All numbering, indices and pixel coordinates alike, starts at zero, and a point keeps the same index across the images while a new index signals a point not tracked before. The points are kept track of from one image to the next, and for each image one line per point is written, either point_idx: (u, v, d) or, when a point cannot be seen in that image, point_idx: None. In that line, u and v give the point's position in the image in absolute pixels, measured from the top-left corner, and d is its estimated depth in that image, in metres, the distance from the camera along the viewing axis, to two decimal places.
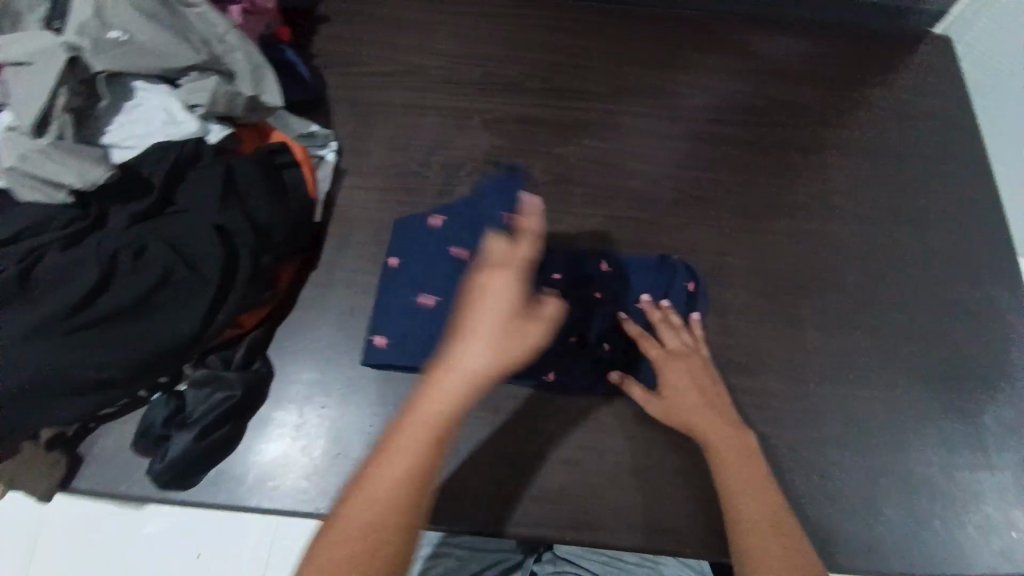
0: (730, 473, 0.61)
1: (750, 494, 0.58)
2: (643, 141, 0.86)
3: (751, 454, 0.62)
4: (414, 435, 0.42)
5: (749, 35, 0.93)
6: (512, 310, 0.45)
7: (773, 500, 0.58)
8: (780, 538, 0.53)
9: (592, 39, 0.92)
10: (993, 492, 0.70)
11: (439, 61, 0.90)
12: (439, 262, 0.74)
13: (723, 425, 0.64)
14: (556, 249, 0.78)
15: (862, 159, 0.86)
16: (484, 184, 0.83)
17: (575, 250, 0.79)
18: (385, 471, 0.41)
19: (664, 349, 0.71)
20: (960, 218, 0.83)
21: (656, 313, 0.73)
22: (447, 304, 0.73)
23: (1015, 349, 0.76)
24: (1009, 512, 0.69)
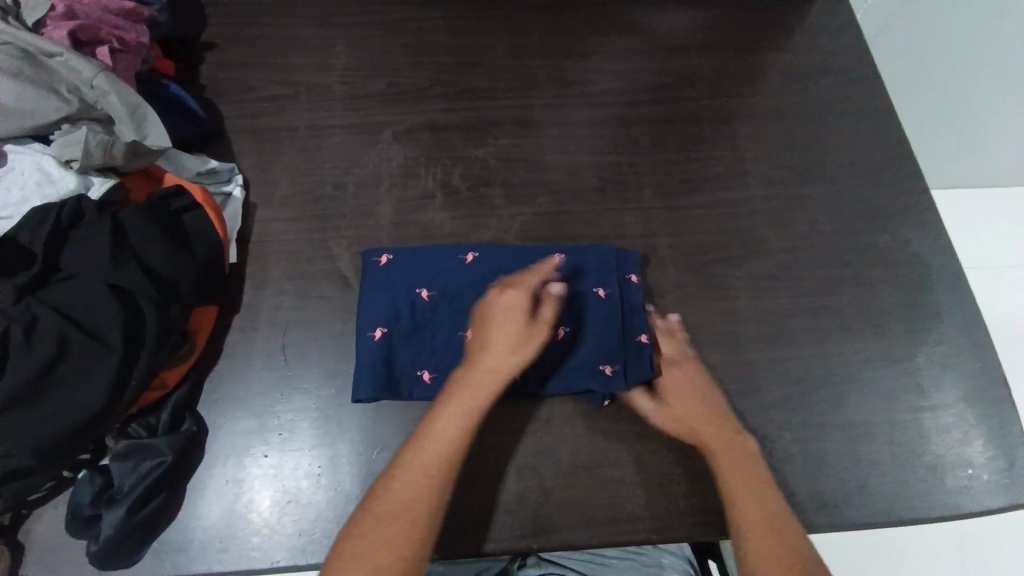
0: (722, 459, 0.66)
1: (739, 478, 0.64)
2: (558, 132, 0.85)
3: (738, 436, 0.68)
4: (459, 411, 0.62)
5: (650, 13, 0.93)
6: (502, 336, 0.67)
7: (756, 482, 0.64)
8: (767, 518, 0.61)
9: (494, 35, 0.91)
10: (937, 431, 0.72)
11: (338, 75, 0.87)
12: (386, 287, 0.74)
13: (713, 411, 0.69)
14: (492, 254, 0.77)
15: (772, 120, 0.87)
16: (403, 198, 0.80)
17: (521, 251, 0.77)
18: (423, 447, 0.60)
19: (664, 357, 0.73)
20: (872, 166, 0.85)
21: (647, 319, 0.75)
22: (407, 326, 0.72)
23: (938, 287, 0.79)
24: (954, 447, 0.72)
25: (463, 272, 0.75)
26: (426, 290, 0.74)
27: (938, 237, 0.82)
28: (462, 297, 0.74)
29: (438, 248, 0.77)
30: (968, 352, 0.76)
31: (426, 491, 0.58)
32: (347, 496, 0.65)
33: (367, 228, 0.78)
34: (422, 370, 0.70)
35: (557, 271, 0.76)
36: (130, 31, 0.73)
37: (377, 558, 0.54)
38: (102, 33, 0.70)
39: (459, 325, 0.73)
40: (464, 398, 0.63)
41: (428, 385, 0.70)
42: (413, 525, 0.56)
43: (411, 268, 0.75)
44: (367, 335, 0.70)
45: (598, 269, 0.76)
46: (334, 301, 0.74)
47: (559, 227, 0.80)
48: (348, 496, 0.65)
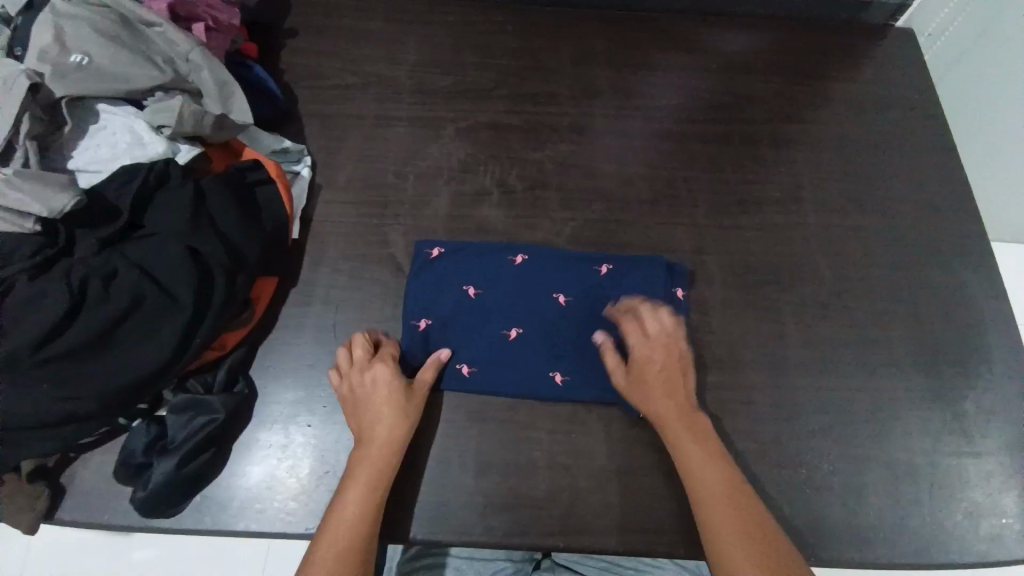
0: (688, 459, 0.63)
1: (707, 477, 0.62)
2: (616, 142, 0.87)
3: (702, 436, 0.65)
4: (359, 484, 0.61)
5: (715, 34, 0.95)
6: (385, 402, 0.65)
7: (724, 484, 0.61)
8: None
9: (562, 43, 0.93)
10: (977, 477, 0.71)
11: (407, 69, 0.90)
12: (433, 279, 0.76)
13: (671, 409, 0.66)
14: (539, 257, 0.78)
15: (830, 150, 0.87)
16: (460, 192, 0.82)
17: (570, 258, 0.78)
18: (332, 531, 0.58)
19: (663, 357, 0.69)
20: (929, 204, 0.85)
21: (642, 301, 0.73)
22: (449, 319, 0.74)
23: (988, 332, 0.78)
24: (992, 495, 0.71)
25: (512, 269, 0.77)
26: (473, 287, 0.76)
27: (992, 282, 0.81)
28: (508, 292, 0.76)
29: (491, 245, 0.78)
30: (1017, 401, 0.75)
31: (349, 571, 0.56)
32: None
33: (423, 217, 0.80)
34: (461, 363, 0.72)
35: (604, 280, 0.77)
36: (224, 12, 0.77)
37: None
38: (198, 10, 0.74)
39: (502, 324, 0.74)
40: (367, 463, 0.62)
41: (466, 377, 0.71)
42: None
43: (461, 263, 0.77)
44: (411, 322, 0.73)
45: (644, 283, 0.77)
46: (386, 285, 0.76)
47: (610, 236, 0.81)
48: None
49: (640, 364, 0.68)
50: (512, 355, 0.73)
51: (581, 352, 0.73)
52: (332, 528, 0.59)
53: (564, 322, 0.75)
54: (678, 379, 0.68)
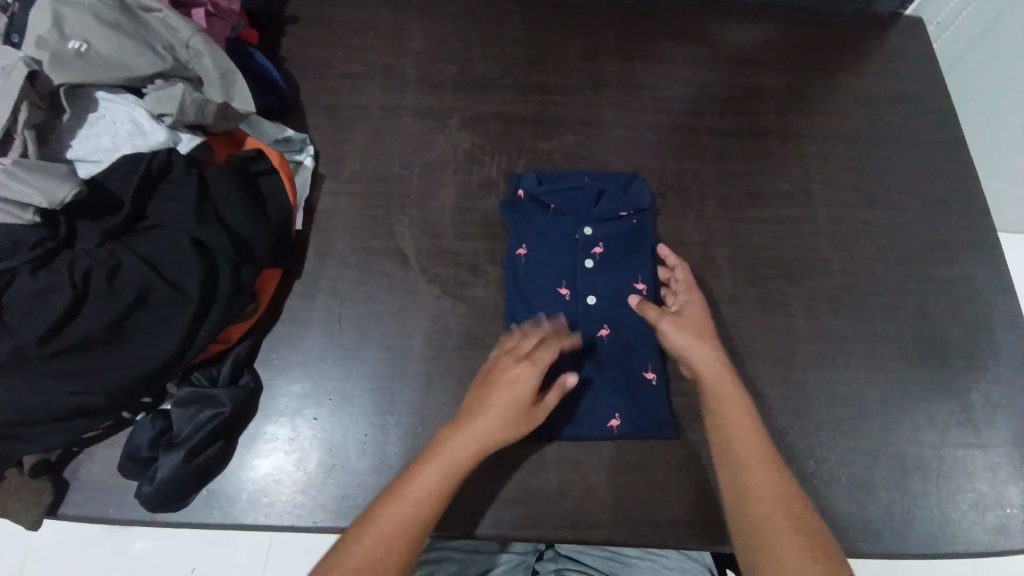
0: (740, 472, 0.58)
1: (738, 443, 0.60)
2: (624, 133, 0.86)
3: (761, 446, 0.59)
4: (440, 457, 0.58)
5: (724, 23, 0.94)
6: (504, 398, 0.59)
7: (782, 501, 0.56)
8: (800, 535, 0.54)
9: (569, 33, 0.92)
10: (985, 469, 0.71)
11: (413, 59, 0.89)
12: (581, 195, 0.80)
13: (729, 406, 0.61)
14: (617, 258, 0.77)
15: (839, 141, 0.87)
16: (467, 183, 0.82)
17: (637, 266, 0.77)
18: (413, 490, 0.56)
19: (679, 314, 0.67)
20: (938, 197, 0.84)
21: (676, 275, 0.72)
22: (548, 233, 0.78)
23: (997, 326, 0.78)
24: (998, 486, 0.71)
25: (585, 251, 0.77)
26: (599, 246, 0.77)
27: (1000, 276, 0.80)
28: (576, 273, 0.76)
29: (627, 223, 0.79)
30: None
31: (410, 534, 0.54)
32: (392, 469, 0.66)
33: (429, 209, 0.79)
34: (520, 248, 0.77)
35: (605, 342, 0.73)
36: None
37: None
38: None
39: (562, 281, 0.76)
40: (422, 499, 0.55)
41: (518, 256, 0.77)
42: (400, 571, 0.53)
43: (615, 199, 0.80)
44: (544, 201, 0.80)
45: (630, 369, 0.72)
46: (393, 277, 0.75)
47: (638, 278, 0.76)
48: (392, 469, 0.66)
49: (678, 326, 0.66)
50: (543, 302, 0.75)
51: None
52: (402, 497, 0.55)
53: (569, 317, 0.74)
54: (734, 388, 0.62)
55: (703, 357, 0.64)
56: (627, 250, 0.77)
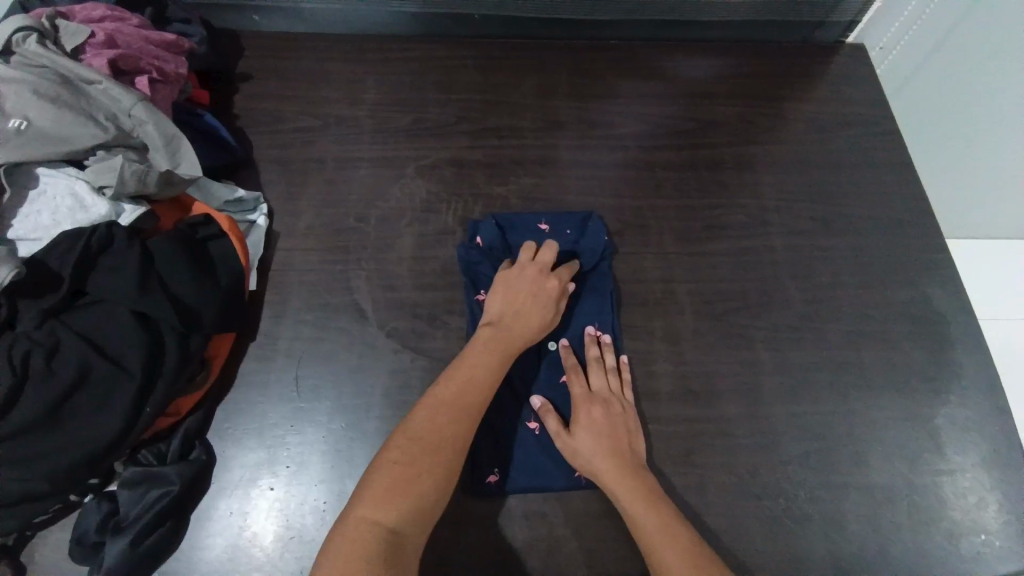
0: (641, 526, 0.60)
1: (639, 513, 0.61)
2: (581, 173, 0.87)
3: (656, 499, 0.62)
4: (479, 349, 0.64)
5: (673, 59, 0.96)
6: (533, 313, 0.69)
7: (685, 548, 0.58)
8: None
9: (521, 75, 0.93)
10: (955, 496, 0.71)
11: (367, 109, 0.89)
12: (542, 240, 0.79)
13: (619, 474, 0.63)
14: (576, 302, 0.76)
15: (792, 171, 0.88)
16: (424, 232, 0.81)
17: (597, 310, 0.76)
18: (452, 382, 0.62)
19: (587, 389, 0.69)
20: (891, 221, 0.85)
21: (594, 349, 0.72)
22: None
23: (957, 347, 0.78)
24: (971, 513, 0.70)
25: None
26: None
27: (958, 298, 0.81)
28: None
29: (586, 266, 0.78)
30: (987, 415, 0.75)
31: (457, 423, 0.59)
32: None
33: (386, 260, 0.79)
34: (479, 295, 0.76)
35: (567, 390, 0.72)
36: (170, 62, 0.75)
37: (414, 484, 0.55)
38: (142, 63, 0.72)
39: None
40: (457, 392, 0.61)
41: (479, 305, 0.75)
42: (449, 458, 0.57)
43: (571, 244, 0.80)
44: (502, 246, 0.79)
45: None
46: (350, 333, 0.74)
47: (599, 321, 0.75)
48: None
49: (582, 421, 0.67)
50: None
51: (515, 394, 0.72)
52: (451, 383, 0.62)
53: (532, 364, 0.73)
54: (622, 439, 0.66)
55: (598, 422, 0.66)
56: (586, 291, 0.77)
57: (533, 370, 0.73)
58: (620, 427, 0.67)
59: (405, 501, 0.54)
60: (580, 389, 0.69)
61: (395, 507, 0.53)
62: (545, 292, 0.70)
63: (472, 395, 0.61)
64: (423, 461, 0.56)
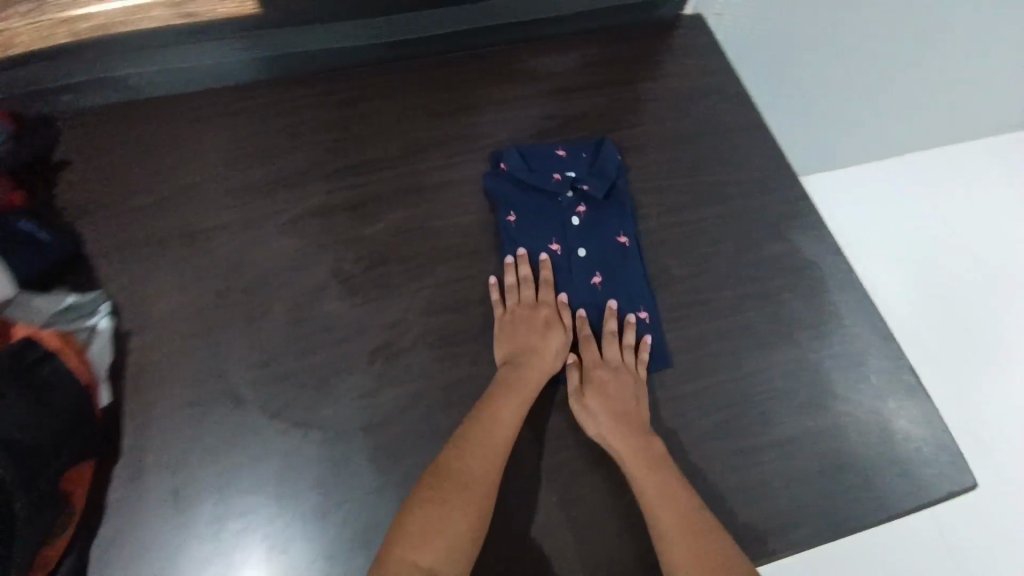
0: (643, 487, 0.63)
1: (643, 476, 0.64)
2: (450, 192, 0.83)
3: (658, 463, 0.65)
4: (504, 390, 0.68)
5: (525, 58, 0.95)
6: (535, 360, 0.70)
7: (685, 508, 0.61)
8: (695, 542, 0.59)
9: (374, 103, 0.89)
10: (859, 434, 0.73)
11: (210, 172, 0.82)
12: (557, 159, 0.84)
13: (629, 438, 0.66)
14: (597, 214, 0.82)
15: (655, 151, 0.89)
16: (294, 294, 0.75)
17: (613, 221, 0.82)
18: (484, 424, 0.65)
19: (602, 358, 0.72)
20: (755, 181, 0.88)
21: (613, 318, 0.75)
22: (527, 199, 0.82)
23: (834, 291, 0.81)
24: (880, 444, 0.73)
25: (570, 213, 0.82)
26: (581, 206, 0.83)
27: (828, 243, 0.85)
28: (566, 231, 0.81)
29: (598, 181, 0.83)
30: (874, 348, 0.79)
31: (488, 461, 0.62)
32: None
33: (258, 332, 0.73)
34: (509, 215, 0.81)
35: (601, 289, 0.78)
36: None
37: (445, 531, 0.57)
38: None
39: (550, 239, 0.80)
40: (489, 433, 0.64)
41: (512, 224, 0.80)
42: (480, 505, 0.60)
43: (583, 162, 0.85)
44: (526, 170, 0.83)
45: (633, 300, 0.77)
46: (231, 422, 0.67)
47: (621, 229, 0.81)
48: None
49: (597, 383, 0.70)
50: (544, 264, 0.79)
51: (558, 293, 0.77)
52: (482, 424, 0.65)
53: (567, 268, 0.79)
54: (630, 407, 0.69)
55: (611, 389, 0.69)
56: (608, 211, 0.82)
57: (571, 276, 0.78)
58: (630, 396, 0.70)
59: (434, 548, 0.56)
60: (593, 355, 0.72)
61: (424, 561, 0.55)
62: (537, 343, 0.71)
63: (504, 435, 0.65)
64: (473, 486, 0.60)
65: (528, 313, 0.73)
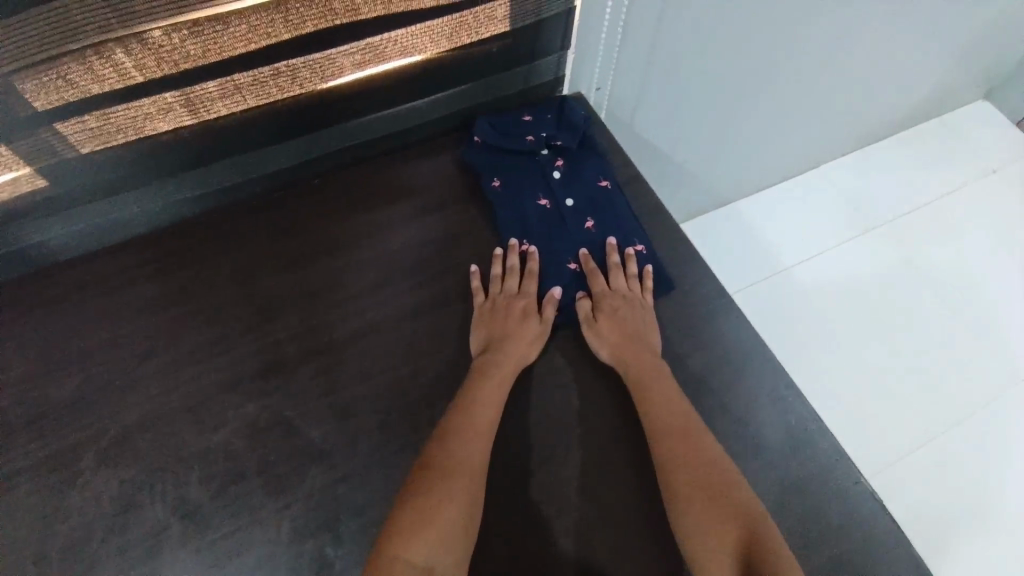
0: (649, 397, 0.68)
1: (650, 385, 0.69)
2: (317, 363, 0.72)
3: (661, 374, 0.70)
4: (501, 343, 0.71)
5: (386, 178, 0.87)
6: (526, 318, 0.74)
7: (680, 414, 0.66)
8: (689, 445, 0.64)
9: (214, 263, 0.79)
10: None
11: (17, 394, 0.68)
12: (526, 123, 0.89)
13: (636, 358, 0.71)
14: (578, 166, 0.87)
15: (548, 271, 0.80)
16: (127, 550, 0.61)
17: (587, 173, 0.86)
18: (486, 373, 0.69)
19: (611, 289, 0.77)
20: (662, 284, 0.80)
21: (615, 253, 0.80)
22: (500, 170, 0.86)
23: (764, 406, 0.74)
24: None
25: (550, 170, 0.86)
26: (559, 159, 0.87)
27: (744, 339, 0.78)
28: (550, 184, 0.85)
29: (570, 138, 0.87)
30: (812, 461, 0.71)
31: (490, 404, 0.67)
32: None
33: None
34: (494, 180, 0.85)
35: (592, 232, 0.82)
36: None
37: (458, 464, 0.61)
38: None
39: (538, 198, 0.84)
40: (490, 379, 0.69)
41: (497, 189, 0.84)
42: (486, 435, 0.64)
43: (551, 124, 0.89)
44: (500, 135, 0.87)
45: (624, 232, 0.82)
46: None
47: (603, 175, 0.86)
48: None
49: (607, 314, 0.75)
50: (540, 219, 0.83)
51: (552, 247, 0.81)
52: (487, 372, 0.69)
53: (557, 221, 0.83)
54: (639, 331, 0.74)
55: (622, 316, 0.75)
56: (584, 158, 0.88)
57: (559, 232, 0.82)
58: (639, 321, 0.75)
59: (448, 485, 0.59)
60: (602, 290, 0.77)
61: (440, 496, 0.58)
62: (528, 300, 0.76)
63: (501, 383, 0.69)
64: (480, 423, 0.65)
65: (517, 283, 0.77)
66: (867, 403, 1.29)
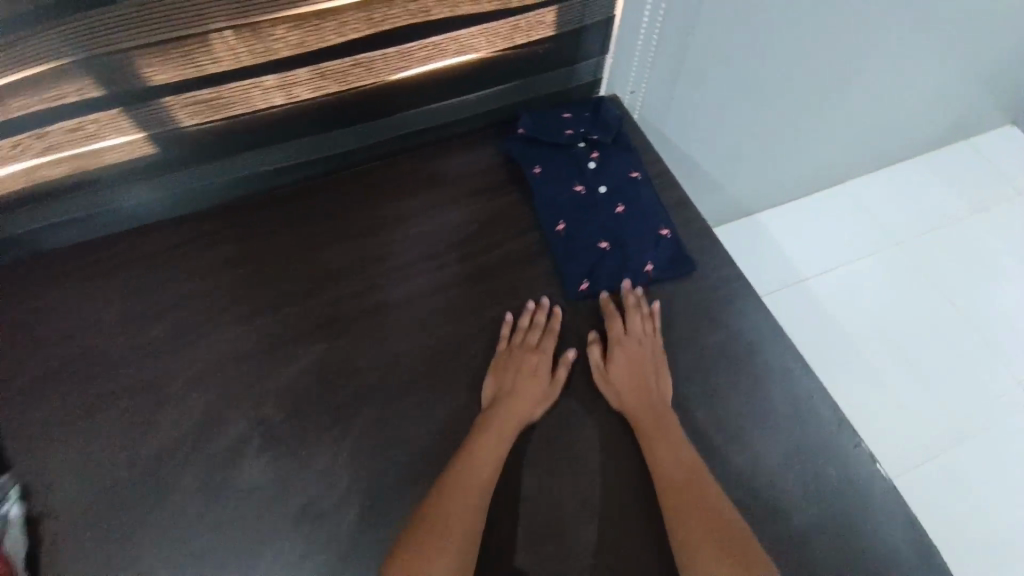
0: (653, 450, 0.71)
1: (658, 439, 0.72)
2: (373, 317, 0.82)
3: (667, 426, 0.73)
4: (509, 399, 0.74)
5: (436, 163, 0.98)
6: (537, 369, 0.78)
7: (684, 462, 0.70)
8: (698, 492, 0.67)
9: (283, 228, 0.90)
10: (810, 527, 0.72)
11: (120, 327, 0.80)
12: (565, 118, 0.99)
13: (644, 408, 0.75)
14: (610, 159, 0.96)
15: (580, 248, 0.89)
16: (209, 459, 0.71)
17: (618, 165, 0.96)
18: (490, 428, 0.72)
19: (627, 333, 0.81)
20: (683, 265, 0.88)
21: (631, 296, 0.84)
22: (540, 158, 0.95)
23: (773, 378, 0.81)
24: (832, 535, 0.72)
25: (586, 163, 0.95)
26: (594, 153, 0.96)
27: (757, 319, 0.85)
28: (584, 174, 0.94)
29: (604, 134, 0.97)
30: (814, 429, 0.78)
31: (492, 456, 0.70)
32: None
33: (171, 505, 0.68)
34: (534, 168, 0.94)
35: (621, 217, 0.91)
36: None
37: (456, 516, 0.64)
38: None
39: (573, 185, 0.93)
40: (493, 431, 0.72)
41: (536, 176, 0.93)
42: (486, 484, 0.68)
43: (588, 121, 0.99)
44: (540, 133, 0.96)
45: (649, 217, 0.91)
46: None
47: (633, 168, 0.96)
48: None
49: (621, 362, 0.78)
50: (574, 203, 0.92)
51: (584, 226, 0.90)
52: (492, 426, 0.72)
53: (590, 205, 0.92)
54: (648, 377, 0.78)
55: (635, 365, 0.78)
56: (616, 152, 0.97)
57: (591, 215, 0.91)
58: (649, 368, 0.79)
59: (447, 536, 0.63)
60: (618, 335, 0.81)
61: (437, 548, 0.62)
62: (542, 351, 0.79)
63: (506, 436, 0.72)
64: (481, 473, 0.68)
65: (533, 332, 0.81)
66: (876, 409, 1.35)
